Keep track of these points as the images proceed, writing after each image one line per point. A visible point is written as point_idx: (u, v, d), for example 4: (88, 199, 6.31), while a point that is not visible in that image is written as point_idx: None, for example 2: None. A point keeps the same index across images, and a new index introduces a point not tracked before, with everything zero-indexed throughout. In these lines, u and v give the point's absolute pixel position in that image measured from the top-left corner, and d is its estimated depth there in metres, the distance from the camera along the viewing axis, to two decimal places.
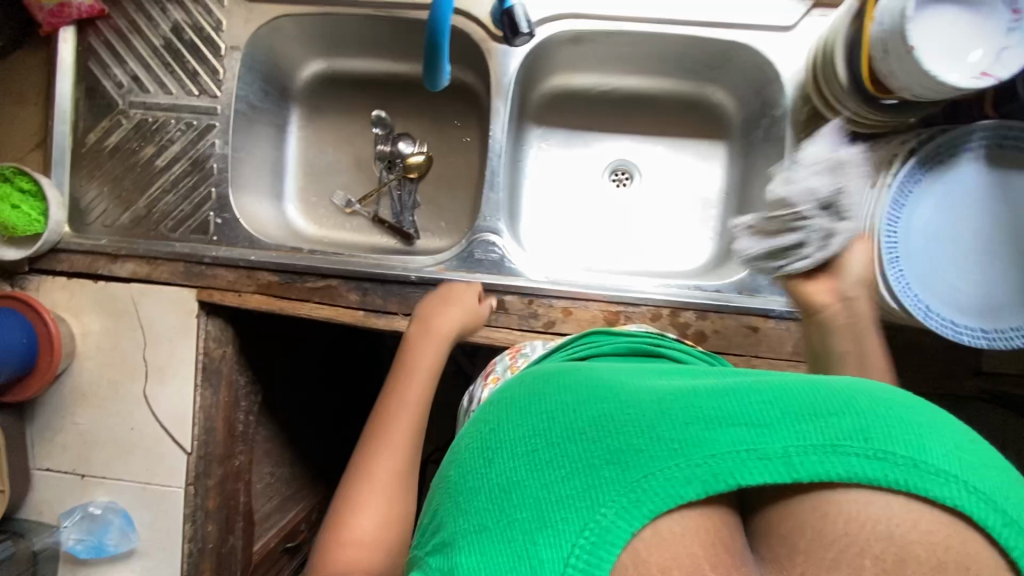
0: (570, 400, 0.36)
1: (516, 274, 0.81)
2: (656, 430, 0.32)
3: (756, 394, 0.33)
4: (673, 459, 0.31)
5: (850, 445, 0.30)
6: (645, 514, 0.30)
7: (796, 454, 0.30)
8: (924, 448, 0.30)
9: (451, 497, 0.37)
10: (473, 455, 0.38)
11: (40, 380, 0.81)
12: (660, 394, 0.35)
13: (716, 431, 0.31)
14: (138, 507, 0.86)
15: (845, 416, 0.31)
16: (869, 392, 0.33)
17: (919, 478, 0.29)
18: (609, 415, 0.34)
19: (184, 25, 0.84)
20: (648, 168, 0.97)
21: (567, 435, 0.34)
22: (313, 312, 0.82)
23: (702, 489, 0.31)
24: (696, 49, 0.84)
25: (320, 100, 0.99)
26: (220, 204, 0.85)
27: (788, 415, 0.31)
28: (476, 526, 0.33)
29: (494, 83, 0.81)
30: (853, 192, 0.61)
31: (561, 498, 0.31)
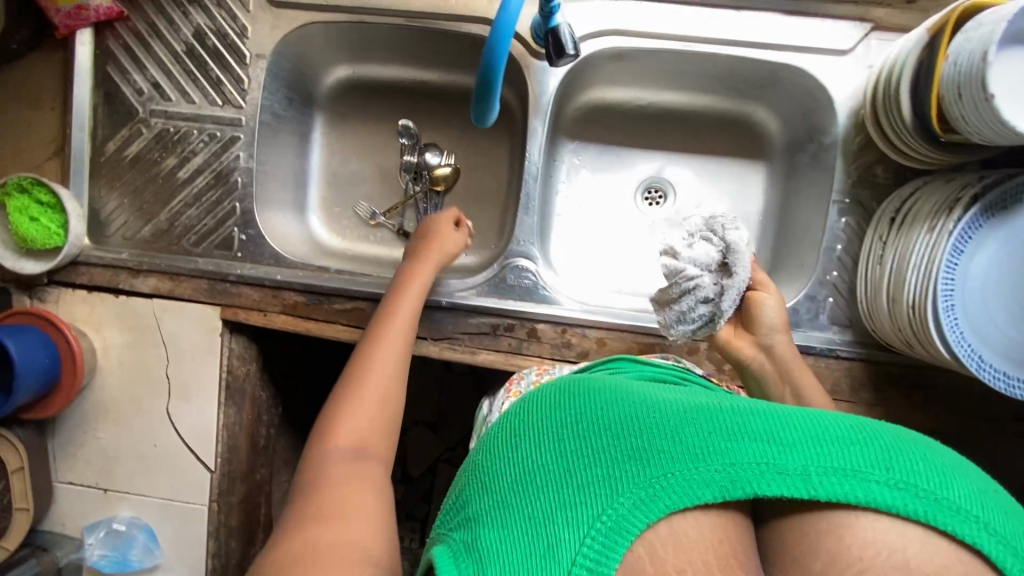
0: (622, 409, 0.47)
1: (550, 302, 0.79)
2: (683, 439, 0.44)
3: (777, 420, 0.45)
4: (695, 462, 0.43)
5: (872, 474, 0.41)
6: (662, 507, 0.41)
7: (810, 473, 0.42)
8: (937, 482, 0.41)
9: (485, 478, 0.48)
10: (528, 444, 0.48)
11: (63, 399, 0.79)
12: (691, 411, 0.47)
13: (740, 445, 0.43)
14: (163, 523, 0.86)
15: (866, 449, 0.42)
16: (887, 434, 0.44)
17: (934, 510, 0.40)
18: (650, 425, 0.45)
19: (207, 30, 0.80)
20: (683, 187, 0.93)
21: (616, 438, 0.45)
22: (341, 334, 0.80)
23: (719, 492, 0.42)
24: (743, 70, 0.80)
25: (345, 106, 0.95)
26: (245, 219, 0.82)
27: (806, 440, 0.43)
28: (509, 507, 0.44)
29: (532, 102, 0.78)
30: (734, 255, 0.68)
31: (602, 488, 0.42)
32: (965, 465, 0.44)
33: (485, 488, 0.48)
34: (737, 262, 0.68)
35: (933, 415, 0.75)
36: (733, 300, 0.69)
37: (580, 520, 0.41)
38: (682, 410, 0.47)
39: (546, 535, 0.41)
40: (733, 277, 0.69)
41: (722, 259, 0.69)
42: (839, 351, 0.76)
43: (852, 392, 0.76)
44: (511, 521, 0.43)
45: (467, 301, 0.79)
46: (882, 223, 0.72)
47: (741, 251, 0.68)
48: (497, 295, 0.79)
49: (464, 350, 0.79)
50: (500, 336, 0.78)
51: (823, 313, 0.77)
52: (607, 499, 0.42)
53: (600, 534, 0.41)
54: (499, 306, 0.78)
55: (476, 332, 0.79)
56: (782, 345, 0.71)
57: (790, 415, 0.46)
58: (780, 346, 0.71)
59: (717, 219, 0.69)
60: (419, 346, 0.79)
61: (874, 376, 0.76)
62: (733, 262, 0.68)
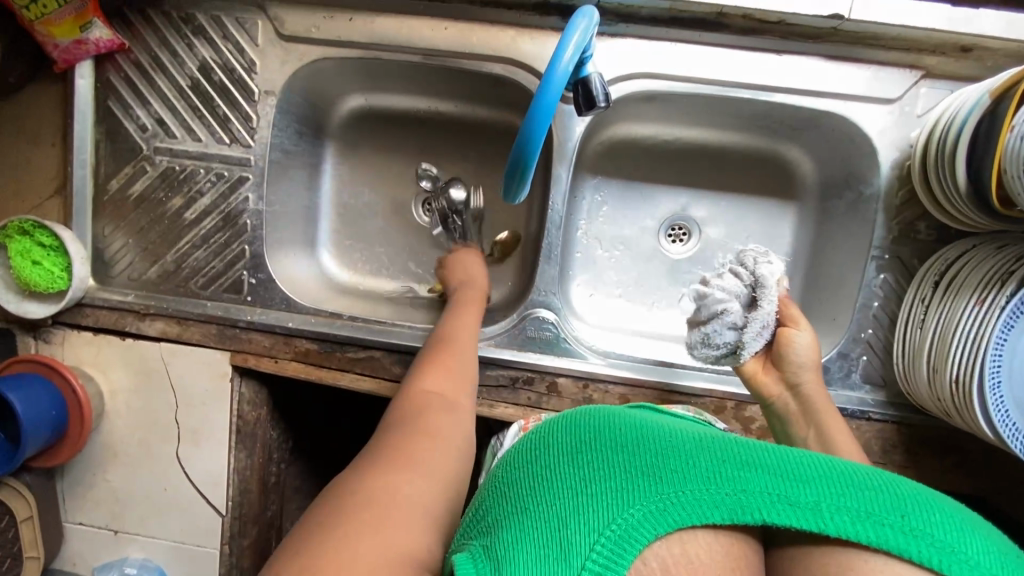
0: (637, 427, 0.46)
1: (571, 355, 0.76)
2: (696, 460, 0.42)
3: (789, 453, 0.44)
4: (707, 484, 0.41)
5: (884, 518, 0.40)
6: (671, 522, 0.40)
7: (821, 508, 0.40)
8: (946, 532, 0.40)
9: (496, 488, 0.47)
10: (536, 454, 0.47)
11: (70, 448, 0.77)
12: (702, 435, 0.46)
13: (753, 473, 0.42)
14: (174, 565, 0.85)
15: (884, 495, 0.41)
16: (899, 479, 0.43)
17: (939, 557, 0.39)
18: (662, 442, 0.44)
19: (213, 64, 0.76)
20: (707, 225, 0.89)
21: (629, 451, 0.43)
22: (355, 384, 0.77)
23: (729, 515, 0.41)
24: (780, 113, 0.75)
25: (357, 136, 0.91)
26: (254, 263, 0.79)
27: (818, 478, 0.42)
28: (520, 512, 0.42)
29: (556, 147, 0.74)
30: (761, 289, 0.66)
31: (615, 500, 0.41)
32: (976, 516, 0.43)
33: (491, 500, 0.46)
34: (766, 296, 0.66)
35: (965, 476, 0.73)
36: (760, 332, 0.67)
37: (591, 528, 0.39)
38: (694, 435, 0.46)
39: (556, 538, 0.39)
40: (761, 309, 0.66)
41: (751, 291, 0.67)
42: (871, 413, 0.73)
43: (883, 454, 0.73)
44: (517, 523, 0.41)
45: (484, 354, 0.76)
46: (924, 285, 0.68)
47: (770, 285, 0.66)
48: (516, 346, 0.76)
49: (481, 402, 0.76)
50: (518, 389, 0.76)
51: (855, 371, 0.74)
52: (618, 510, 0.40)
53: (609, 545, 0.39)
54: (518, 359, 0.76)
55: (494, 385, 0.76)
56: (813, 387, 0.67)
57: (803, 452, 0.45)
58: (810, 386, 0.67)
59: (748, 253, 0.68)
60: None
61: (906, 439, 0.73)
62: (762, 294, 0.66)
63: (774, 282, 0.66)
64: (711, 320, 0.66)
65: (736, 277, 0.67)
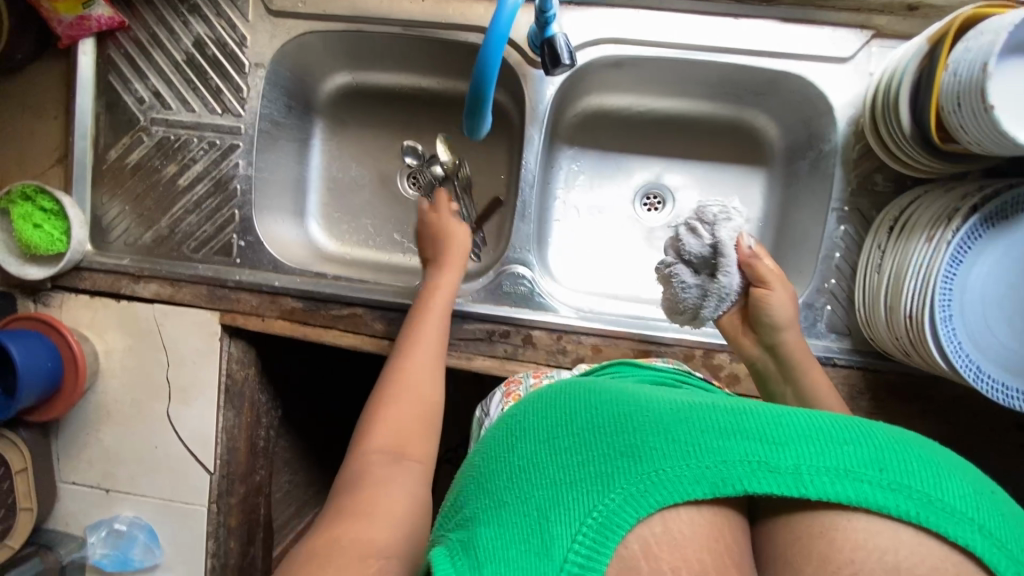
0: (615, 407, 0.45)
1: (546, 309, 0.79)
2: (676, 437, 0.41)
3: (768, 419, 0.42)
4: (686, 459, 0.40)
5: (860, 472, 0.39)
6: (651, 503, 0.39)
7: (801, 472, 0.40)
8: (923, 479, 0.39)
9: (479, 482, 0.46)
10: (517, 444, 0.46)
11: (64, 403, 0.81)
12: (681, 408, 0.44)
13: (732, 443, 0.41)
14: (163, 522, 0.87)
15: (865, 450, 0.40)
16: (878, 430, 0.42)
17: (918, 507, 0.38)
18: (641, 421, 0.43)
19: (207, 40, 0.81)
20: (681, 193, 0.93)
21: (608, 436, 0.43)
22: (338, 340, 0.81)
23: (709, 489, 0.40)
24: (742, 76, 0.79)
25: (344, 112, 0.96)
26: (244, 226, 0.83)
27: (796, 439, 0.41)
28: (505, 506, 0.42)
29: (529, 110, 0.78)
30: (720, 255, 0.68)
31: (596, 485, 0.40)
32: (949, 456, 0.43)
33: (476, 493, 0.45)
34: (723, 264, 0.68)
35: (930, 422, 0.75)
36: (724, 297, 0.70)
37: (573, 517, 0.39)
38: (673, 408, 0.45)
39: (541, 532, 0.39)
40: (723, 277, 0.68)
41: (710, 256, 0.68)
42: (837, 359, 0.75)
43: (850, 401, 0.75)
44: (502, 520, 0.40)
45: (462, 308, 0.79)
46: (881, 230, 0.71)
47: (727, 254, 0.67)
48: (493, 301, 0.79)
49: (460, 355, 0.79)
50: (495, 342, 0.79)
51: (821, 320, 0.77)
52: (600, 496, 0.40)
53: (591, 530, 0.38)
54: (495, 312, 0.78)
55: (472, 338, 0.79)
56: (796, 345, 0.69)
57: (781, 413, 0.44)
58: (794, 345, 0.69)
59: (709, 213, 0.67)
60: None
61: (872, 385, 0.75)
62: (721, 260, 0.68)
63: (732, 245, 0.68)
64: (670, 276, 0.69)
65: (698, 236, 0.68)
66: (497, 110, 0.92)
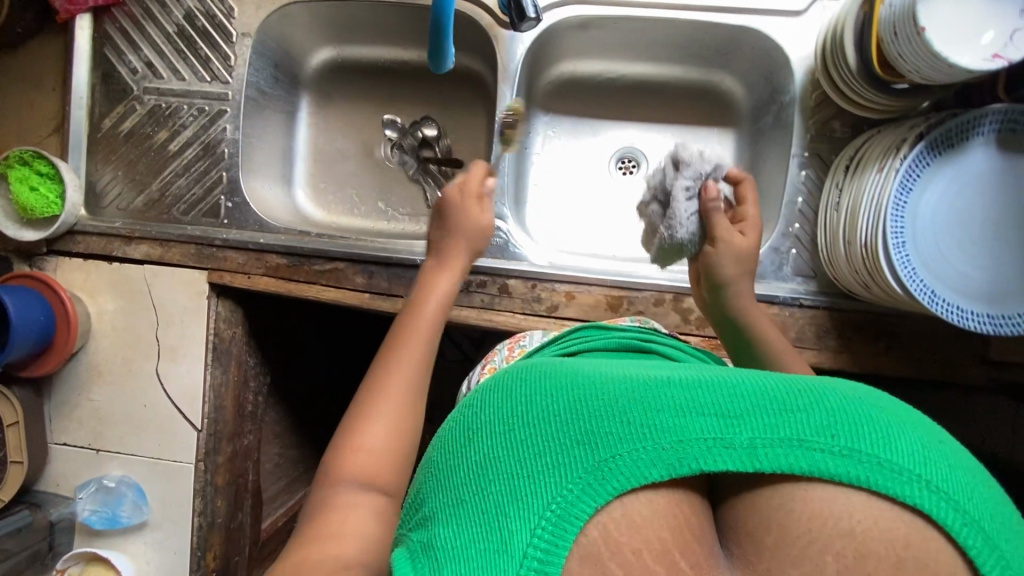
0: (565, 385, 0.42)
1: (520, 259, 0.82)
2: (629, 419, 0.38)
3: (728, 391, 0.39)
4: (649, 442, 0.37)
5: (818, 443, 0.36)
6: (609, 490, 0.36)
7: (760, 446, 0.36)
8: (892, 448, 0.36)
9: (433, 475, 0.44)
10: (466, 435, 0.43)
11: (56, 358, 0.83)
12: (632, 384, 0.41)
13: (688, 420, 0.37)
14: (151, 480, 0.89)
15: (863, 427, 0.36)
16: (846, 394, 0.38)
17: (885, 476, 0.35)
18: (590, 401, 0.40)
19: (196, 12, 0.86)
20: (654, 155, 0.95)
21: (556, 418, 0.39)
22: (320, 294, 0.83)
23: (666, 471, 0.37)
24: (704, 35, 0.83)
25: (329, 87, 1.00)
26: (231, 188, 0.87)
27: (749, 411, 0.37)
28: (456, 500, 0.39)
29: (501, 68, 0.82)
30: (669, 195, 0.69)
31: (546, 474, 0.37)
32: (918, 416, 0.39)
33: (432, 486, 0.43)
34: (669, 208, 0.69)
35: (897, 359, 0.76)
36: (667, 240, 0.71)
37: (530, 509, 0.36)
38: (627, 382, 0.41)
39: (496, 530, 0.36)
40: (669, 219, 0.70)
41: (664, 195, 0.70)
42: (803, 299, 0.77)
43: (816, 340, 0.77)
44: (461, 513, 0.38)
45: None
46: (838, 171, 0.74)
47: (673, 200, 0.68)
48: None
49: None
50: (473, 292, 0.81)
51: (786, 264, 0.79)
52: (552, 487, 0.37)
53: (550, 523, 0.36)
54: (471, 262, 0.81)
55: None
56: (743, 305, 0.70)
57: (761, 383, 0.39)
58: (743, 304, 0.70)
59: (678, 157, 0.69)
60: (395, 303, 0.82)
61: (839, 324, 0.77)
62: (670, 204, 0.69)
63: (684, 191, 0.68)
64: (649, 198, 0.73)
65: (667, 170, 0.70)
66: (475, 80, 0.97)
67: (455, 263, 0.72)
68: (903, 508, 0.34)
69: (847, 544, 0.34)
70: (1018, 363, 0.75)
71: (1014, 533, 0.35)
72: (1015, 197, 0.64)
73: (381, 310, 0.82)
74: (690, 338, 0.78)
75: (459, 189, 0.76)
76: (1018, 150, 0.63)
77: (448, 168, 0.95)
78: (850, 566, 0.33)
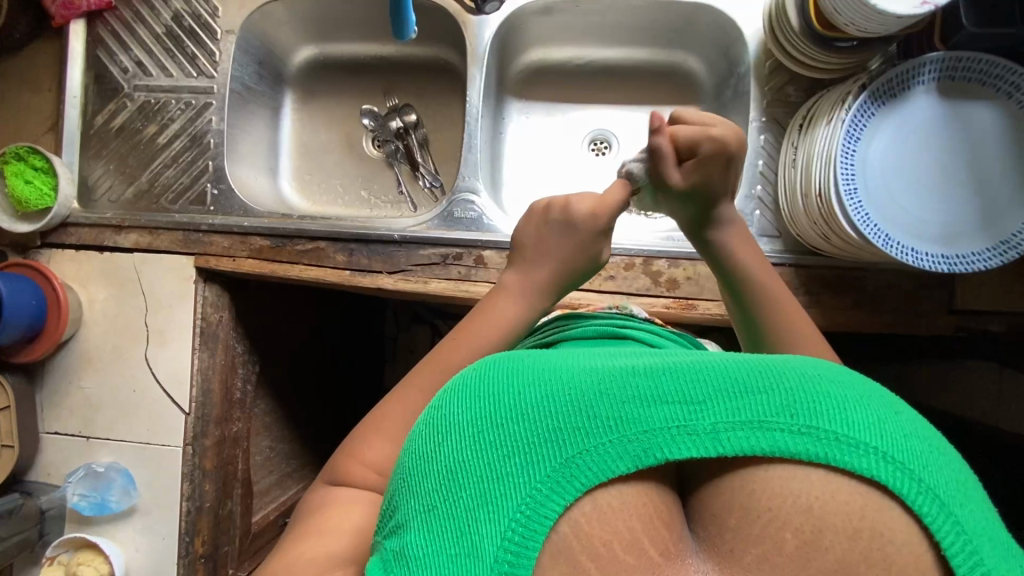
0: (515, 373, 0.37)
1: (492, 231, 0.85)
2: (594, 408, 0.34)
3: (688, 371, 0.35)
4: (616, 434, 0.33)
5: (777, 422, 0.32)
6: (577, 487, 0.33)
7: (724, 430, 0.32)
8: (847, 421, 0.32)
9: (395, 479, 0.38)
10: (418, 436, 0.37)
11: (46, 344, 0.86)
12: (597, 370, 0.36)
13: (655, 409, 0.33)
14: (139, 465, 0.90)
15: (822, 403, 0.33)
16: (798, 367, 0.35)
17: (842, 451, 0.31)
18: (549, 390, 0.35)
19: (183, 13, 0.91)
20: (625, 134, 0.98)
21: (515, 411, 0.34)
22: (303, 273, 0.86)
23: (633, 463, 0.33)
24: (662, 15, 0.88)
25: (312, 83, 1.05)
26: (216, 176, 0.91)
27: (718, 393, 0.33)
28: (421, 509, 0.34)
29: (470, 52, 0.87)
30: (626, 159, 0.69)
31: (509, 474, 0.33)
32: (874, 387, 0.36)
33: (392, 488, 0.38)
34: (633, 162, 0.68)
35: (866, 316, 0.78)
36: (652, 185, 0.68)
37: (498, 512, 0.32)
38: (584, 366, 0.37)
39: (466, 535, 0.32)
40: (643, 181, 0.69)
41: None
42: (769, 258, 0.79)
43: None
44: (422, 524, 0.33)
45: (418, 234, 0.84)
46: (792, 130, 0.77)
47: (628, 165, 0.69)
48: (446, 227, 0.85)
49: (416, 280, 0.84)
50: (449, 265, 0.83)
51: (751, 225, 0.81)
52: (517, 489, 0.33)
53: (519, 525, 0.32)
54: (447, 234, 0.84)
55: (426, 263, 0.84)
56: (735, 246, 0.67)
57: (726, 361, 0.35)
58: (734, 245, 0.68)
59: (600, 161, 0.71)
60: (375, 279, 0.84)
61: (805, 280, 0.79)
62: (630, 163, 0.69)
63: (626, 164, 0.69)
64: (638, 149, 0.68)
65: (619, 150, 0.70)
66: (450, 71, 1.02)
67: (528, 283, 0.65)
68: (859, 481, 0.31)
69: (805, 521, 0.31)
70: (984, 309, 0.76)
71: (972, 500, 0.32)
72: (960, 144, 0.67)
73: (361, 285, 0.84)
74: (661, 300, 0.80)
75: (591, 214, 0.65)
76: (959, 97, 0.66)
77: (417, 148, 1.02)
78: (809, 542, 0.30)
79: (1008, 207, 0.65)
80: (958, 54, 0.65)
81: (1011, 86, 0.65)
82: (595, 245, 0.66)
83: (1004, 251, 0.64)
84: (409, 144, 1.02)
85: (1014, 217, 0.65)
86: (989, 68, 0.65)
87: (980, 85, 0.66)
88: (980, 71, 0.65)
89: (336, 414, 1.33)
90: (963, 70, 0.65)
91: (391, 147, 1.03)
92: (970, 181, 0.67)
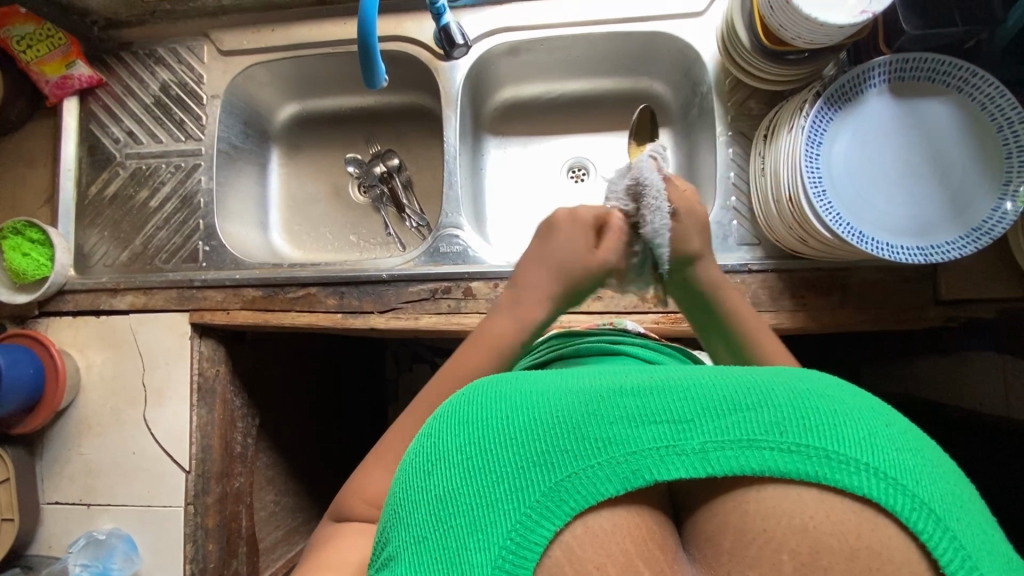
0: (504, 397, 0.36)
1: (478, 263, 0.86)
2: (582, 430, 0.33)
3: (676, 390, 0.34)
4: (604, 455, 0.32)
5: (766, 441, 0.31)
6: (566, 512, 0.32)
7: (712, 450, 0.32)
8: (840, 437, 0.31)
9: (388, 511, 0.37)
10: (409, 464, 0.37)
11: (44, 412, 0.86)
12: (584, 390, 0.35)
13: (642, 429, 0.33)
14: (140, 528, 0.88)
15: (811, 416, 0.32)
16: (788, 380, 0.34)
17: (833, 469, 0.31)
18: (536, 412, 0.34)
19: (170, 82, 0.97)
20: (601, 161, 1.02)
21: (502, 438, 0.34)
22: (296, 320, 0.87)
23: (622, 485, 0.32)
24: (622, 45, 0.93)
25: (297, 138, 1.10)
26: (208, 233, 0.94)
27: (704, 409, 0.33)
28: (412, 542, 0.33)
29: (444, 94, 0.91)
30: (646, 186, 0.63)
31: (498, 501, 0.32)
32: (869, 399, 0.35)
33: (386, 520, 0.37)
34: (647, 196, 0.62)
35: (855, 314, 0.78)
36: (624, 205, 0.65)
37: (487, 540, 0.32)
38: (571, 387, 0.36)
39: (455, 565, 0.32)
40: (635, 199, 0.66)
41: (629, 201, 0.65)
42: (752, 265, 0.80)
43: (771, 302, 0.79)
44: (413, 556, 0.33)
45: (405, 271, 0.85)
46: (758, 141, 0.79)
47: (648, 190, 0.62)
48: (433, 262, 0.87)
49: (408, 317, 0.85)
50: (438, 299, 0.84)
51: (731, 235, 0.82)
52: (507, 516, 0.32)
53: (509, 553, 0.32)
54: (434, 270, 0.86)
55: (417, 299, 0.85)
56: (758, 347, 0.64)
57: (714, 377, 0.35)
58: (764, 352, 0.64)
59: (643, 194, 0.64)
60: (367, 319, 0.85)
61: (789, 283, 0.79)
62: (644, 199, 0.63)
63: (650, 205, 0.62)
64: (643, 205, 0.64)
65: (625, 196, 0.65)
66: (428, 115, 1.06)
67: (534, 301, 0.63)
68: (851, 498, 0.30)
69: (800, 540, 0.30)
70: (970, 298, 0.76)
71: (970, 513, 0.31)
72: (919, 139, 0.69)
73: (354, 327, 0.85)
74: (650, 316, 0.81)
75: (569, 215, 0.63)
76: (911, 95, 0.69)
77: (401, 188, 1.05)
78: (807, 563, 0.29)
79: (974, 196, 0.67)
80: (902, 57, 0.68)
81: (961, 82, 0.67)
82: (582, 242, 0.62)
83: (976, 238, 0.65)
84: (393, 187, 1.05)
85: (982, 205, 0.66)
86: (936, 66, 0.68)
87: (929, 83, 0.68)
88: (927, 70, 0.68)
89: (338, 463, 1.30)
90: (911, 71, 0.68)
91: (376, 191, 1.06)
92: (932, 172, 0.69)
